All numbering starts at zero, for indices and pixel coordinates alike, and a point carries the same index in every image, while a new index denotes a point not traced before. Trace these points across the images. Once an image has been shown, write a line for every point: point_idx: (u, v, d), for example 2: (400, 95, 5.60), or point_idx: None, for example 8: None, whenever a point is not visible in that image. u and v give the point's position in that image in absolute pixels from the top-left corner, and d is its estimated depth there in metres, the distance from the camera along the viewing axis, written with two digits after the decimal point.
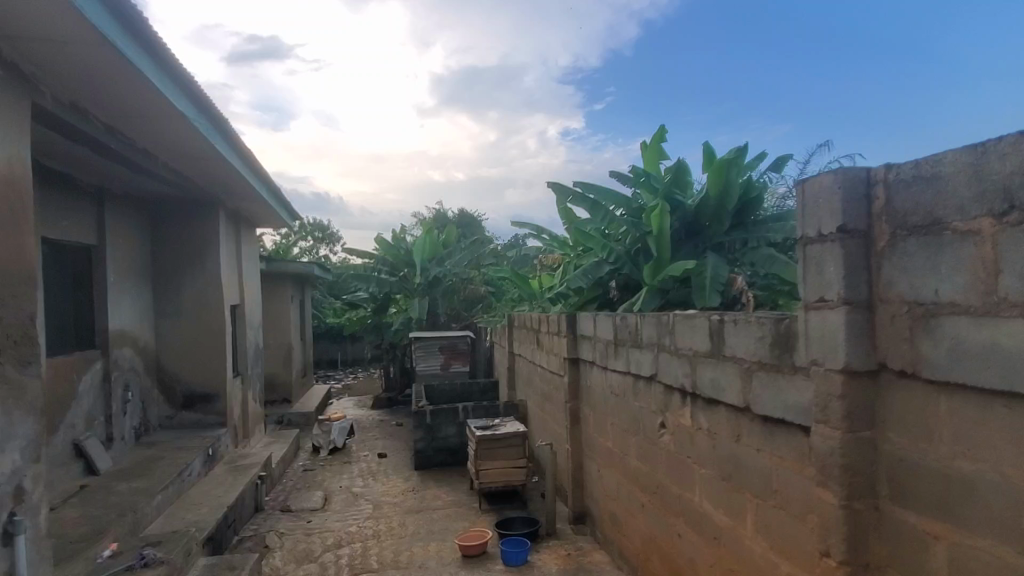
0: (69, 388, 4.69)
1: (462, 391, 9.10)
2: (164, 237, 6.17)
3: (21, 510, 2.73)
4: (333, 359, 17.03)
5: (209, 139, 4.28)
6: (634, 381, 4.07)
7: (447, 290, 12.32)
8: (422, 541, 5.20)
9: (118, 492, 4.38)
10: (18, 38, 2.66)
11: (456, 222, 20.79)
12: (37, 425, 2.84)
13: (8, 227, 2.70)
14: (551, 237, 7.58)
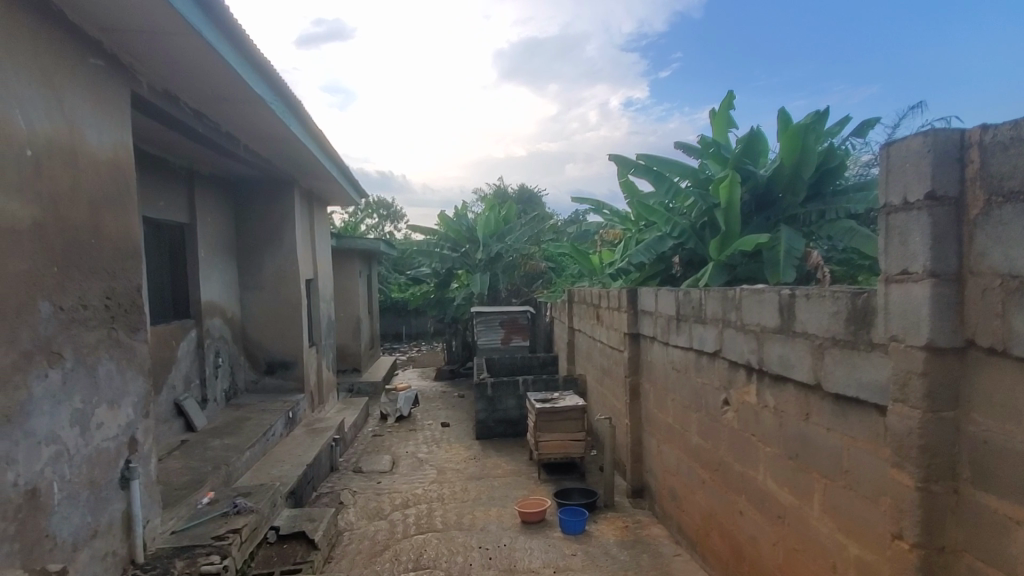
0: (169, 353, 5.19)
1: (522, 365, 9.25)
2: (246, 215, 6.61)
3: (135, 458, 3.11)
4: (398, 332, 17.73)
5: (285, 122, 4.53)
6: (697, 356, 4.00)
7: (509, 265, 12.53)
8: (483, 506, 5.42)
9: (213, 447, 4.85)
10: (118, 31, 2.91)
11: (516, 199, 20.85)
12: (146, 384, 3.21)
13: (118, 206, 3.01)
14: (612, 212, 7.47)
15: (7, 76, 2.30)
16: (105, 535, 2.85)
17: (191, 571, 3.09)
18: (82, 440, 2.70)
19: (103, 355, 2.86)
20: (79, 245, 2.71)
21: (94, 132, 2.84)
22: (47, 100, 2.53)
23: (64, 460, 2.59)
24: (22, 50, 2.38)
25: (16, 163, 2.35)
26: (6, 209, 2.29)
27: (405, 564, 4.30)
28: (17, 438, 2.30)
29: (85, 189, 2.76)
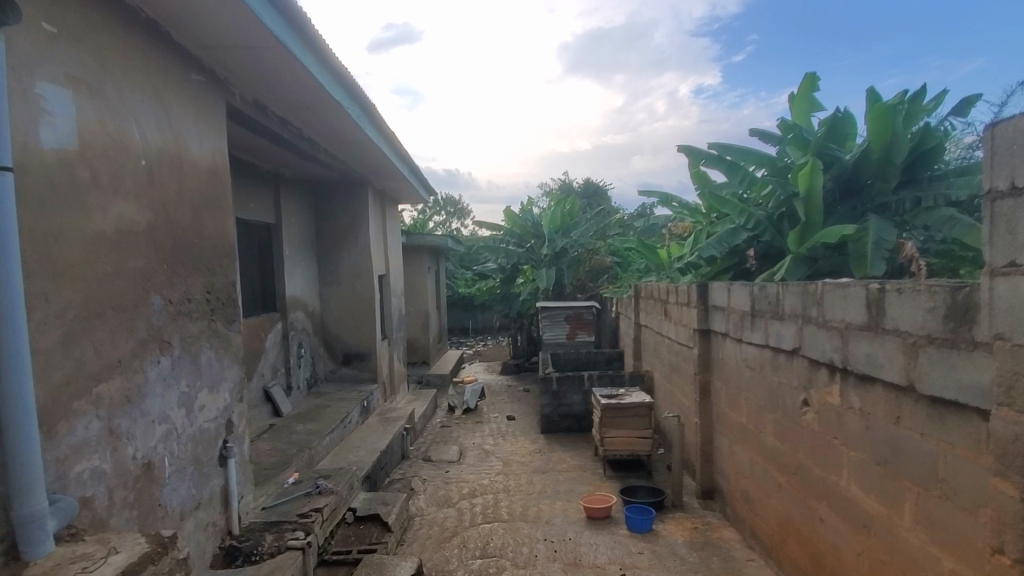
0: (259, 343, 5.62)
1: (587, 360, 9.21)
2: (325, 215, 7.01)
3: (231, 439, 3.42)
4: (465, 326, 18.13)
5: (360, 126, 4.77)
6: (773, 354, 3.83)
7: (574, 261, 12.47)
8: (549, 499, 5.47)
9: (298, 431, 5.22)
10: (215, 47, 3.19)
11: (581, 193, 20.69)
12: (239, 371, 3.51)
13: (216, 210, 3.31)
14: (681, 204, 7.26)
15: (126, 95, 2.59)
16: (207, 507, 3.16)
17: (279, 544, 3.36)
18: (187, 421, 3.00)
19: (205, 345, 3.16)
20: (184, 244, 3.00)
21: (197, 141, 3.14)
22: (158, 114, 2.81)
23: (174, 437, 2.88)
24: (136, 70, 2.66)
25: (134, 172, 2.63)
26: (126, 214, 2.57)
27: (472, 551, 4.44)
28: (136, 416, 2.60)
29: (189, 193, 3.05)
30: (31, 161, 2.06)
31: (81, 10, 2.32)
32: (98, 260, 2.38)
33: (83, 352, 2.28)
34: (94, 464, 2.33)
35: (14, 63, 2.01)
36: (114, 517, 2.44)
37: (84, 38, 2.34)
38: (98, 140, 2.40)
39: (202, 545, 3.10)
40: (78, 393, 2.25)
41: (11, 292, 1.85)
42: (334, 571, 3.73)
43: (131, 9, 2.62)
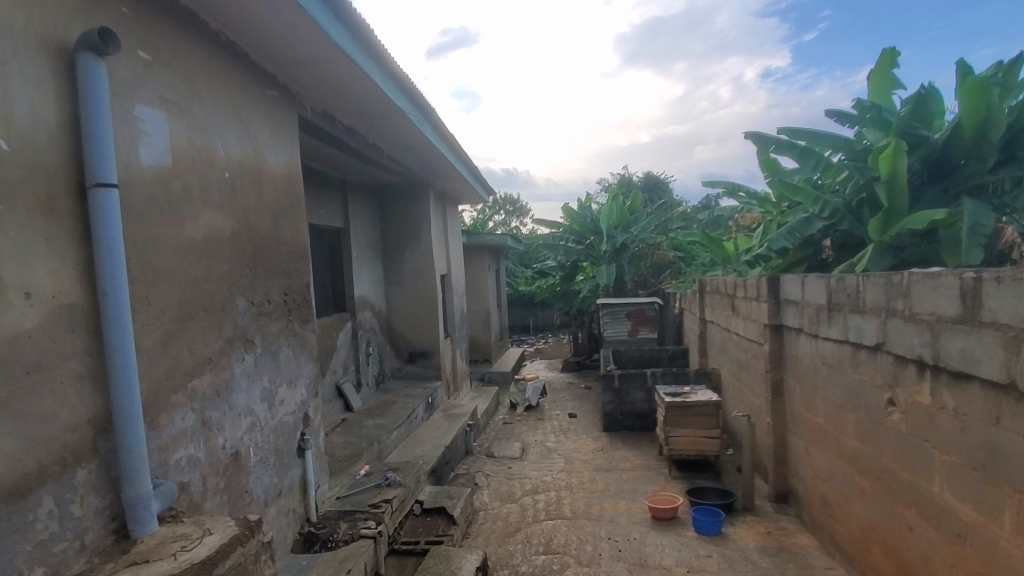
0: (331, 342, 5.93)
1: (650, 357, 9.01)
2: (389, 217, 7.27)
3: (308, 432, 3.63)
4: (526, 325, 18.21)
5: (421, 131, 4.93)
6: (853, 350, 3.60)
7: (635, 256, 12.23)
8: (612, 498, 5.42)
9: (368, 426, 5.46)
10: (287, 64, 3.40)
11: (642, 186, 20.24)
12: (313, 369, 3.73)
13: (291, 216, 3.53)
14: (749, 194, 6.96)
15: (211, 113, 2.81)
16: (287, 495, 3.38)
17: (353, 533, 3.54)
18: (269, 414, 3.23)
19: (283, 343, 3.38)
20: (264, 249, 3.22)
21: (273, 153, 3.36)
22: (238, 129, 3.03)
23: (257, 429, 3.11)
24: (219, 89, 2.88)
25: (219, 184, 2.85)
26: (214, 223, 2.80)
27: (536, 547, 4.48)
28: (225, 409, 2.82)
29: (267, 202, 3.27)
30: (133, 178, 2.29)
31: (171, 38, 2.55)
32: (191, 265, 2.60)
33: (179, 349, 2.51)
34: (191, 452, 2.55)
35: (117, 90, 2.23)
36: (208, 501, 2.67)
37: (174, 63, 2.56)
38: (188, 156, 2.62)
39: (284, 531, 3.33)
40: (175, 388, 2.47)
41: (118, 297, 2.06)
42: (403, 561, 3.87)
43: (214, 35, 2.85)
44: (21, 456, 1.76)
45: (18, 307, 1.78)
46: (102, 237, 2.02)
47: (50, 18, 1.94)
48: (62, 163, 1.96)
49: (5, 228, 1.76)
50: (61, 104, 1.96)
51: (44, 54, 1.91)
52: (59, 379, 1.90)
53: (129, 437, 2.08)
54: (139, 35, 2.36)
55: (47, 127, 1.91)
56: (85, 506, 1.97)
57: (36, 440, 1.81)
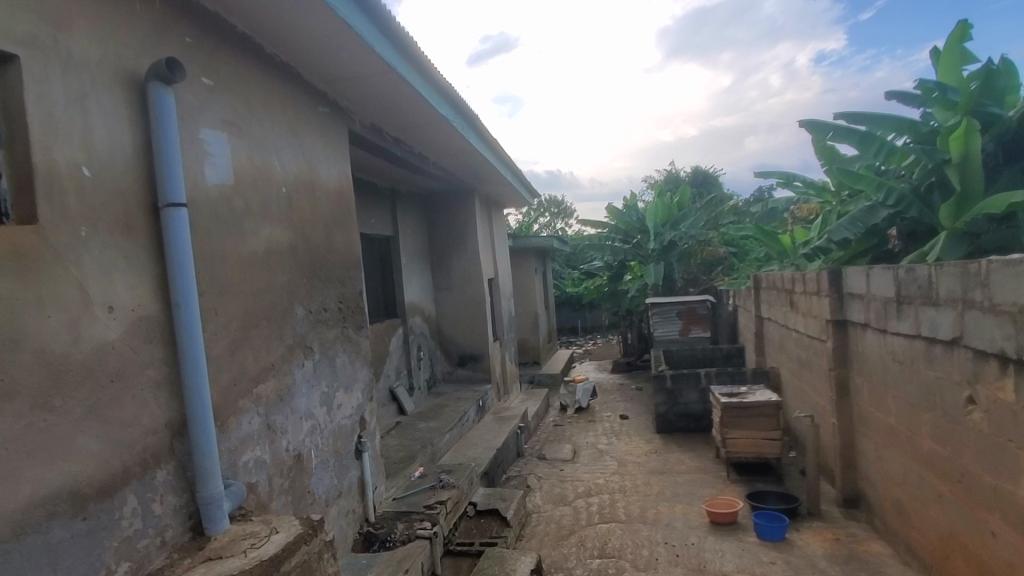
0: (383, 347, 6.10)
1: (703, 357, 8.76)
2: (436, 223, 7.40)
3: (365, 435, 3.75)
4: (574, 326, 18.08)
5: (465, 137, 5.00)
6: (927, 345, 3.37)
7: (684, 253, 11.93)
8: (667, 502, 5.29)
9: (421, 429, 5.58)
10: (337, 80, 3.53)
11: (690, 181, 19.72)
12: (368, 374, 3.85)
13: (343, 226, 3.67)
14: (805, 183, 6.66)
15: (267, 132, 2.96)
16: (347, 495, 3.51)
17: (409, 533, 3.63)
18: (328, 417, 3.35)
19: (340, 349, 3.51)
20: (319, 259, 3.36)
21: (326, 166, 3.50)
22: (293, 146, 3.18)
23: (318, 432, 3.23)
24: (275, 109, 3.03)
25: (277, 199, 3.00)
26: (273, 236, 2.94)
27: (591, 550, 4.44)
28: (287, 412, 2.96)
29: (321, 215, 3.41)
30: (200, 197, 2.44)
31: (231, 63, 2.71)
32: (253, 277, 2.75)
33: (245, 357, 2.65)
34: (257, 454, 2.69)
35: (184, 115, 2.39)
36: (274, 501, 2.81)
37: (234, 87, 2.71)
38: (248, 174, 2.77)
39: (345, 530, 3.45)
40: (242, 393, 2.61)
41: (189, 309, 2.20)
42: (459, 561, 3.93)
43: (268, 57, 3.01)
44: (108, 458, 1.91)
45: (103, 320, 1.93)
46: (173, 252, 2.16)
47: (122, 53, 2.10)
48: (137, 186, 2.11)
49: (91, 248, 1.91)
50: (135, 131, 2.12)
51: (119, 86, 2.07)
52: (139, 387, 2.05)
53: (201, 440, 2.22)
54: (202, 62, 2.51)
55: (124, 152, 2.07)
56: (165, 505, 2.11)
57: (120, 443, 1.96)
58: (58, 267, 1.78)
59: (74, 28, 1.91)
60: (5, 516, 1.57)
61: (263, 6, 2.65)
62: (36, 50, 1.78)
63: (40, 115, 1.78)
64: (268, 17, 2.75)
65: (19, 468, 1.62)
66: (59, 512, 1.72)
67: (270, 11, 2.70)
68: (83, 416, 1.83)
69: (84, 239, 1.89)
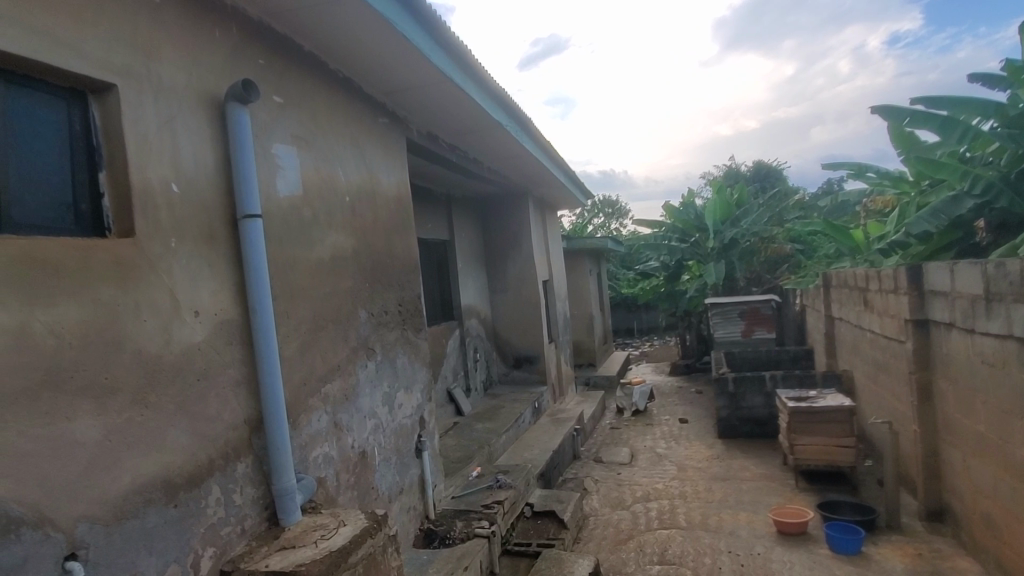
0: (441, 349, 6.25)
1: (768, 359, 8.39)
2: (491, 226, 7.50)
3: (424, 434, 3.86)
4: (630, 327, 17.75)
5: (518, 140, 5.05)
6: (1020, 347, 3.10)
7: (746, 251, 11.47)
8: (731, 509, 5.11)
9: (478, 430, 5.68)
10: (395, 92, 3.67)
11: (751, 176, 18.95)
12: (426, 375, 3.96)
13: (403, 232, 3.81)
14: (880, 174, 6.26)
15: (332, 144, 3.12)
16: (408, 492, 3.63)
17: (468, 531, 3.71)
18: (390, 416, 3.49)
19: (400, 351, 3.64)
20: (380, 264, 3.50)
21: (386, 174, 3.64)
22: (355, 156, 3.33)
23: (380, 430, 3.37)
24: (339, 122, 3.19)
25: (341, 208, 3.15)
26: (338, 243, 3.09)
27: (650, 556, 4.36)
28: (353, 411, 3.10)
29: (382, 221, 3.56)
30: (273, 208, 2.61)
31: (298, 81, 2.87)
32: (321, 282, 2.90)
33: (314, 358, 2.80)
34: (326, 451, 2.83)
35: (258, 132, 2.57)
36: (341, 495, 2.95)
37: (302, 103, 2.88)
38: (315, 185, 2.93)
39: (406, 526, 3.57)
40: (312, 392, 2.77)
41: (264, 313, 2.35)
42: (517, 561, 3.96)
43: (332, 73, 3.16)
44: (195, 451, 2.08)
45: (190, 324, 2.10)
46: (250, 260, 2.32)
47: (204, 77, 2.28)
48: (218, 200, 2.29)
49: (179, 258, 2.08)
50: (216, 149, 2.30)
51: (202, 108, 2.25)
52: (221, 385, 2.21)
53: (275, 436, 2.37)
54: (273, 82, 2.68)
55: (207, 169, 2.25)
56: (244, 496, 2.27)
57: (205, 438, 2.12)
58: (151, 276, 1.96)
59: (161, 57, 2.09)
60: (110, 501, 1.74)
61: (327, 25, 2.78)
62: (130, 79, 1.96)
63: (135, 138, 1.96)
64: (331, 35, 2.88)
65: (121, 458, 1.79)
66: (154, 499, 1.89)
67: (333, 29, 2.83)
68: (173, 412, 2.00)
69: (174, 250, 2.07)
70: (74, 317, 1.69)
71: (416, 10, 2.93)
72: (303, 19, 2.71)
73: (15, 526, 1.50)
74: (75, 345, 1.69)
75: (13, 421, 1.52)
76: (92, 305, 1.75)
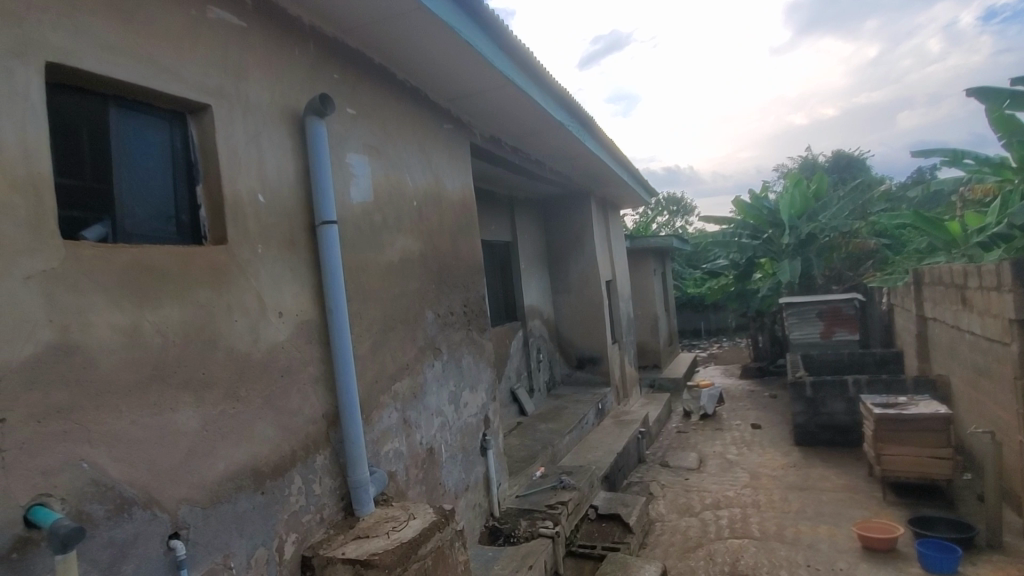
0: (505, 349, 6.32)
1: (850, 363, 7.86)
2: (553, 227, 7.50)
3: (489, 433, 3.92)
4: (697, 328, 17.15)
5: (580, 140, 5.03)
6: None
7: (825, 247, 10.78)
8: (809, 521, 4.82)
9: (541, 430, 5.70)
10: (459, 98, 3.76)
11: (830, 167, 17.80)
12: (491, 375, 4.02)
13: (467, 235, 3.89)
14: (978, 160, 5.71)
15: (401, 151, 3.24)
16: (474, 489, 3.70)
17: (532, 530, 3.74)
18: (456, 414, 3.57)
19: (465, 351, 3.73)
20: (446, 266, 3.60)
21: (451, 179, 3.74)
22: (422, 163, 3.44)
23: (447, 428, 3.46)
24: (406, 129, 3.31)
25: (409, 212, 3.27)
26: (406, 247, 3.21)
27: (720, 566, 4.20)
28: (421, 409, 3.21)
29: (448, 224, 3.66)
30: (347, 214, 2.75)
31: (370, 93, 3.01)
32: (391, 284, 3.02)
33: (384, 357, 2.92)
34: (396, 446, 2.95)
35: (334, 143, 2.72)
36: (411, 489, 3.06)
37: (373, 113, 3.02)
38: (385, 192, 3.06)
39: (472, 522, 3.65)
40: (383, 390, 2.89)
41: (340, 314, 2.48)
42: (581, 564, 3.95)
43: (400, 84, 3.29)
44: (279, 442, 2.23)
45: (275, 324, 2.26)
46: (326, 264, 2.46)
47: (286, 94, 2.44)
48: (299, 208, 2.44)
49: (264, 263, 2.24)
50: (296, 160, 2.46)
51: (284, 123, 2.42)
52: (302, 381, 2.36)
53: (350, 431, 2.49)
54: (347, 95, 2.83)
55: (288, 179, 2.41)
56: (323, 486, 2.41)
57: (288, 430, 2.27)
58: (241, 280, 2.12)
59: (249, 77, 2.26)
60: (206, 486, 1.90)
61: (396, 37, 2.90)
62: (222, 99, 2.14)
63: (226, 153, 2.14)
64: (399, 46, 3.00)
65: (216, 448, 1.95)
66: (244, 486, 2.04)
67: (401, 41, 2.95)
68: (260, 405, 2.15)
69: (260, 255, 2.23)
70: (176, 318, 1.87)
71: (479, 16, 2.99)
72: (374, 33, 2.84)
73: (129, 506, 1.67)
74: (178, 343, 1.86)
75: (127, 411, 1.69)
76: (191, 307, 1.92)
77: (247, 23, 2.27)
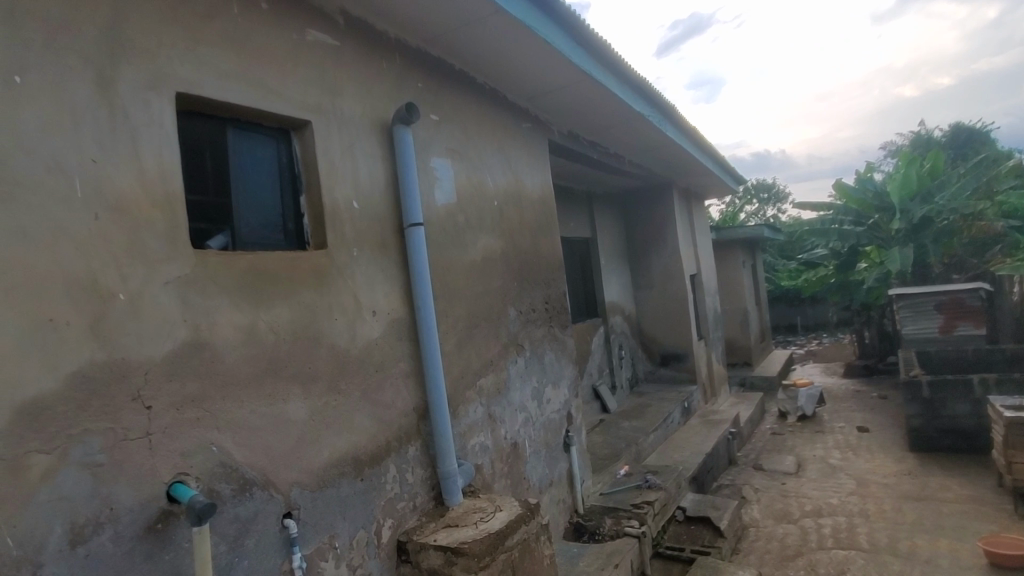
0: (586, 346, 6.28)
1: (976, 360, 7.02)
2: (633, 221, 7.33)
3: (571, 429, 3.92)
4: (793, 323, 16.05)
5: (661, 130, 4.89)
6: None
7: (943, 232, 9.67)
8: (928, 535, 4.37)
9: (625, 427, 5.61)
10: (537, 96, 3.78)
11: (947, 143, 15.93)
12: (573, 371, 4.02)
13: (547, 231, 3.91)
14: None
15: (481, 152, 3.32)
16: (557, 485, 3.73)
17: (617, 529, 3.70)
18: (539, 410, 3.61)
19: (547, 347, 3.76)
20: (527, 264, 3.64)
21: (530, 177, 3.78)
22: (502, 163, 3.51)
23: (530, 424, 3.51)
24: (486, 130, 3.39)
25: (490, 212, 3.35)
26: (488, 245, 3.29)
27: None
28: (505, 404, 3.28)
29: (528, 222, 3.70)
30: (433, 216, 2.87)
31: (451, 99, 3.12)
32: (474, 282, 3.12)
33: (469, 353, 3.02)
34: (482, 440, 3.04)
35: (419, 148, 2.84)
36: (496, 482, 3.14)
37: (454, 117, 3.12)
38: (467, 192, 3.15)
39: (556, 517, 3.68)
40: (468, 385, 2.99)
41: (427, 311, 2.59)
42: (669, 565, 3.85)
43: (480, 87, 3.37)
44: (376, 432, 2.38)
45: (369, 322, 2.41)
46: (414, 263, 2.58)
47: (375, 105, 2.60)
48: (388, 212, 2.58)
49: (359, 264, 2.40)
50: (385, 167, 2.60)
51: (374, 132, 2.57)
52: (394, 376, 2.50)
53: (439, 424, 2.60)
54: (431, 102, 2.95)
55: (378, 185, 2.55)
56: (415, 475, 2.54)
57: (383, 422, 2.42)
58: (339, 281, 2.29)
59: (343, 91, 2.42)
60: (314, 470, 2.08)
61: (474, 41, 2.98)
62: (320, 114, 2.31)
63: (325, 163, 2.31)
64: (478, 51, 3.08)
65: (321, 436, 2.12)
66: (345, 472, 2.20)
67: (480, 45, 3.02)
68: (358, 398, 2.31)
69: (355, 257, 2.38)
70: (286, 317, 2.05)
71: (555, 13, 3.00)
72: (455, 39, 2.93)
73: (250, 485, 1.86)
74: (287, 339, 2.05)
75: (247, 400, 1.89)
76: (297, 306, 2.09)
77: (340, 42, 2.43)
